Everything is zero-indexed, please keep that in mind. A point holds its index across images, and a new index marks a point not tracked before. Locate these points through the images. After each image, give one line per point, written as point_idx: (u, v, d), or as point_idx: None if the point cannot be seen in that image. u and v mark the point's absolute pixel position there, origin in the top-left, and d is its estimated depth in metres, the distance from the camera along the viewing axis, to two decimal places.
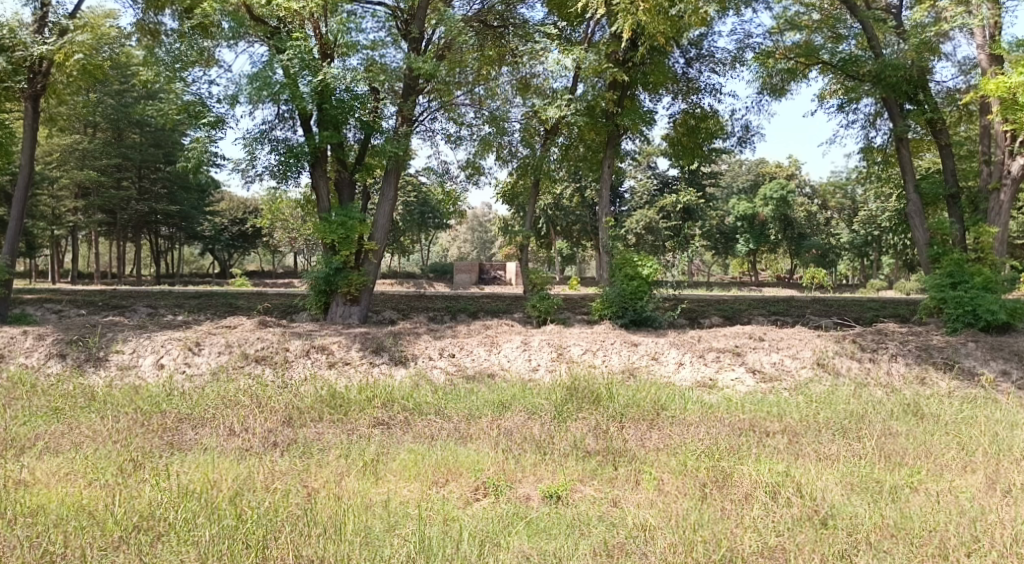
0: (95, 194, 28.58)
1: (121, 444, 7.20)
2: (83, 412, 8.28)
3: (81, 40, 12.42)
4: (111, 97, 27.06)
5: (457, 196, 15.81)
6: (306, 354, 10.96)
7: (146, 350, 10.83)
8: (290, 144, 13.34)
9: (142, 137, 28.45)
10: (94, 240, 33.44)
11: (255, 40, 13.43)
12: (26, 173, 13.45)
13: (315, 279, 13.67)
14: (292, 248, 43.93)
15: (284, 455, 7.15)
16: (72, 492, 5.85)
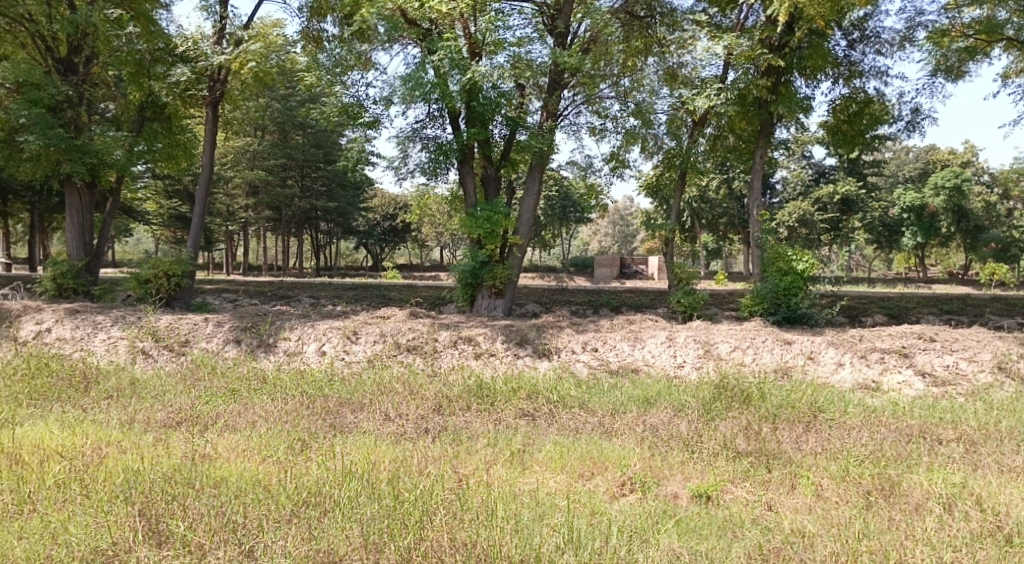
0: (263, 192, 30.68)
1: (290, 424, 7.74)
2: (256, 394, 8.96)
3: (254, 49, 13.35)
4: (278, 101, 29.08)
5: (600, 190, 15.71)
6: (454, 345, 11.31)
7: (310, 337, 11.53)
8: (440, 141, 13.80)
9: (304, 138, 30.21)
10: (262, 235, 36.00)
11: (409, 42, 13.93)
12: (207, 173, 14.68)
13: (462, 273, 14.02)
14: (439, 242, 45.44)
15: (435, 441, 7.42)
16: (249, 467, 6.33)
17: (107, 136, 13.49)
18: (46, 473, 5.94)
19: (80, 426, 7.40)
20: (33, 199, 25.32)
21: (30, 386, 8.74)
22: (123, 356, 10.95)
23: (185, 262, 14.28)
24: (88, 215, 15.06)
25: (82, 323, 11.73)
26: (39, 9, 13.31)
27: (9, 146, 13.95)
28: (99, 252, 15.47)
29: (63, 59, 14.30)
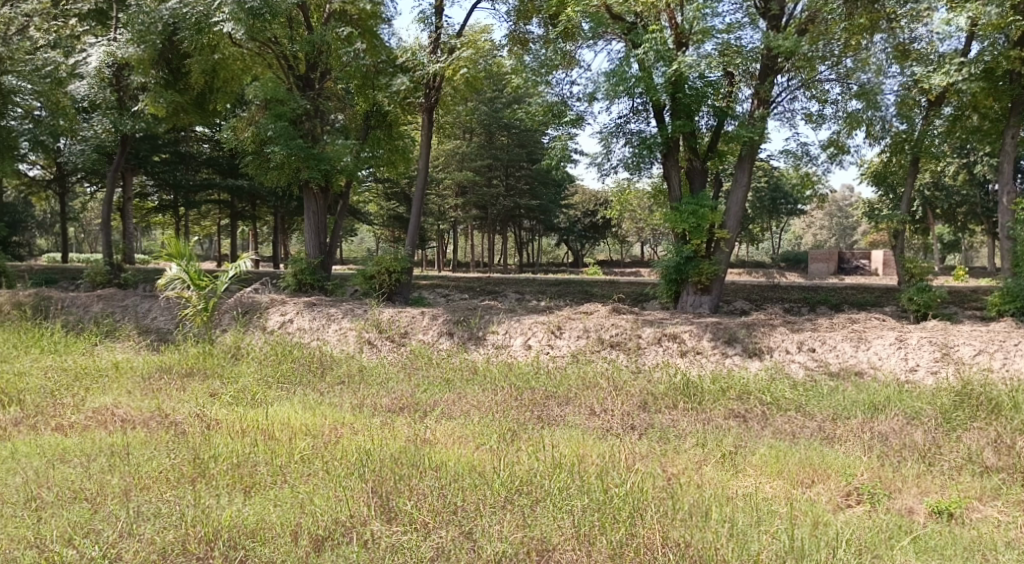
0: (471, 192, 32.04)
1: (501, 414, 8.04)
2: (468, 384, 9.38)
3: (465, 56, 13.86)
4: (485, 104, 30.15)
5: (816, 180, 14.78)
6: (658, 342, 11.14)
7: (516, 331, 11.88)
8: (643, 136, 13.68)
9: (509, 139, 31.05)
10: (470, 233, 37.61)
11: (613, 37, 13.92)
12: (423, 175, 15.56)
13: (666, 269, 13.80)
14: (640, 238, 45.07)
15: (642, 438, 7.35)
16: (465, 453, 6.66)
17: (336, 144, 14.77)
18: (294, 449, 6.56)
19: (319, 408, 8.14)
20: (275, 204, 28.17)
21: (277, 370, 9.76)
22: (351, 346, 11.92)
23: (404, 259, 15.24)
24: (321, 217, 16.50)
25: (318, 315, 12.83)
26: (282, 32, 14.60)
27: (258, 156, 15.60)
28: (330, 250, 16.91)
29: (302, 76, 15.85)
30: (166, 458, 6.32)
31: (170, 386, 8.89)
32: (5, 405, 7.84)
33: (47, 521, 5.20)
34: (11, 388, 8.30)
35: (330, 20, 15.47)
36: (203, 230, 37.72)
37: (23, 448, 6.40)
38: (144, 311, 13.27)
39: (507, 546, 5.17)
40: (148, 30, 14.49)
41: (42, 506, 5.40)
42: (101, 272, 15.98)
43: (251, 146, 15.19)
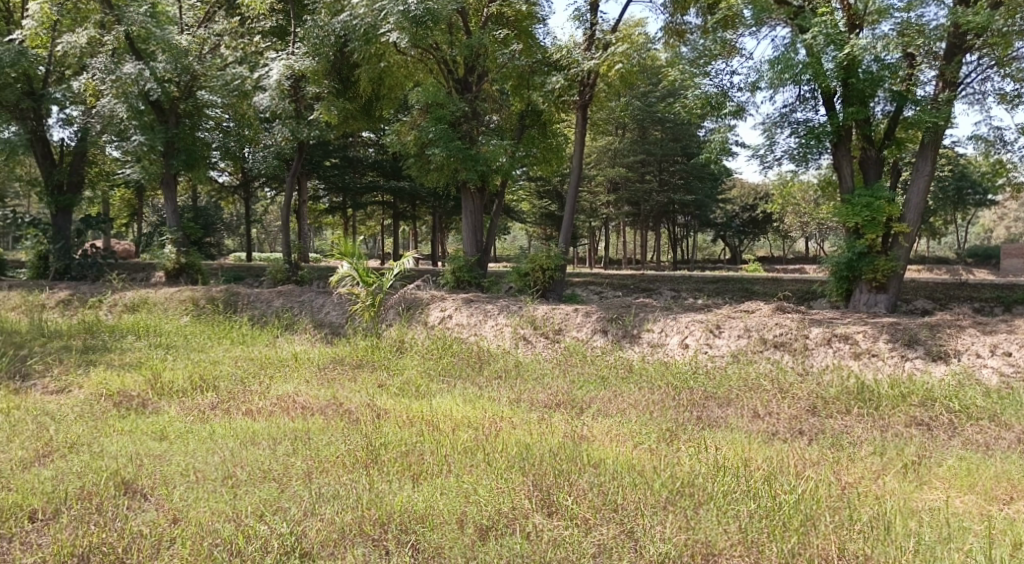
0: (624, 188, 31.77)
1: (659, 414, 7.91)
2: (624, 383, 9.29)
3: (621, 51, 13.76)
4: (639, 99, 29.75)
5: (1011, 167, 13.45)
6: (827, 343, 10.54)
7: (673, 330, 11.62)
8: (811, 125, 12.99)
9: (663, 133, 30.48)
10: (623, 230, 37.26)
11: (778, 23, 13.33)
12: (578, 172, 15.57)
13: (836, 265, 13.05)
14: (803, 233, 42.86)
15: (812, 443, 6.99)
16: (623, 451, 6.59)
17: (493, 144, 15.03)
18: (456, 440, 6.78)
19: (478, 401, 8.35)
20: (435, 204, 29.16)
21: (438, 364, 10.12)
22: (508, 342, 12.14)
23: (559, 257, 15.33)
24: (479, 216, 16.91)
25: (475, 311, 13.15)
26: (442, 38, 15.08)
27: (420, 159, 16.22)
28: (487, 248, 17.30)
29: (461, 79, 16.28)
30: (342, 443, 6.72)
31: (343, 377, 9.44)
32: (203, 390, 8.62)
33: (241, 498, 5.64)
34: (207, 375, 9.13)
35: (487, 23, 15.79)
36: (368, 230, 39.75)
37: (220, 429, 7.01)
38: (319, 306, 14.11)
39: (671, 548, 5.08)
40: (323, 43, 15.56)
41: (237, 484, 5.88)
42: (280, 271, 17.22)
43: (414, 149, 15.82)
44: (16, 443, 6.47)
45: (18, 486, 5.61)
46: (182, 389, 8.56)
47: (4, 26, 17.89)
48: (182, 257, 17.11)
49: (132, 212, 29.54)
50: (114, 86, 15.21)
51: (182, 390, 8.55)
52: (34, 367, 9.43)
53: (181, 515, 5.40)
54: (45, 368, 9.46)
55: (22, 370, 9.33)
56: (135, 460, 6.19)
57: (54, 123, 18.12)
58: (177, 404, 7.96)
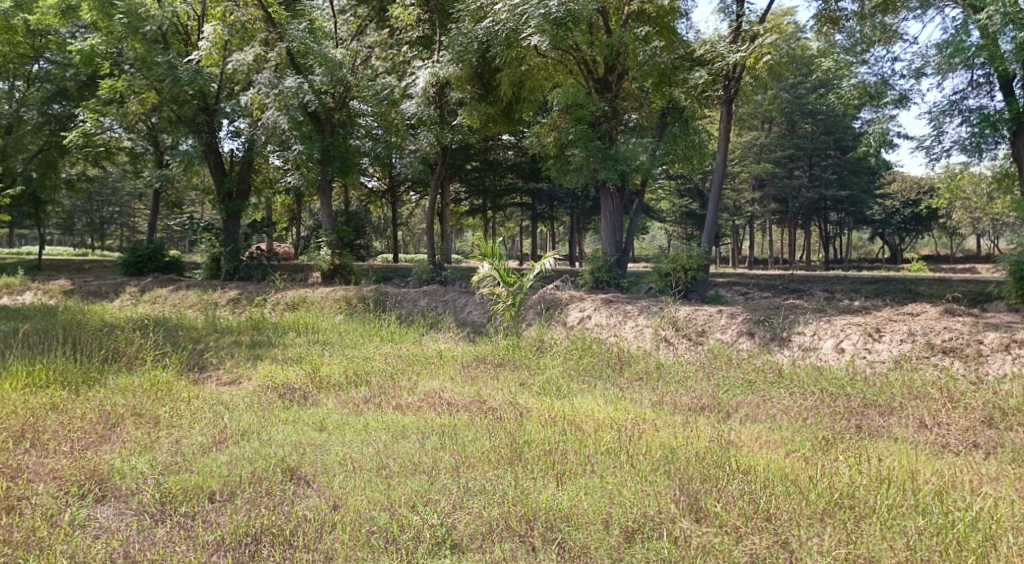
0: (771, 184, 30.61)
1: (813, 421, 7.53)
2: (775, 388, 8.93)
3: (769, 42, 13.14)
4: (787, 91, 28.42)
5: None
6: (1005, 349, 9.66)
7: (827, 333, 11.04)
8: (986, 112, 12.00)
9: (814, 126, 28.98)
10: (770, 228, 35.80)
11: (947, 4, 12.42)
12: (722, 170, 15.11)
13: (1015, 264, 11.97)
14: (975, 230, 39.49)
15: (989, 458, 6.46)
16: (775, 459, 6.33)
17: (633, 143, 14.87)
18: (600, 441, 6.75)
19: (621, 403, 8.28)
20: (574, 204, 29.21)
21: (580, 364, 10.12)
22: (648, 343, 11.96)
23: (703, 256, 14.92)
24: (619, 216, 16.79)
25: (616, 312, 13.06)
26: (582, 39, 15.14)
27: (560, 160, 16.30)
28: (627, 248, 17.16)
29: (601, 79, 16.20)
30: (487, 440, 6.86)
31: (486, 374, 9.67)
32: (357, 384, 9.08)
33: (394, 488, 5.88)
34: (361, 369, 9.61)
35: (629, 21, 15.70)
36: (508, 232, 40.41)
37: (373, 422, 7.34)
38: (462, 306, 14.44)
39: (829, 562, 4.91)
40: (466, 50, 15.90)
41: (390, 475, 6.14)
42: (426, 271, 17.81)
43: (554, 151, 15.89)
44: (196, 429, 7.03)
45: (198, 468, 6.08)
46: (338, 383, 9.04)
47: (184, 48, 19.60)
48: (336, 259, 18.07)
49: (292, 217, 31.55)
50: (277, 99, 16.27)
51: (338, 383, 9.04)
52: (209, 359, 10.26)
53: (341, 502, 5.69)
54: (219, 361, 10.26)
55: (199, 362, 10.17)
56: (298, 448, 6.59)
57: (224, 135, 19.65)
58: (334, 397, 8.42)
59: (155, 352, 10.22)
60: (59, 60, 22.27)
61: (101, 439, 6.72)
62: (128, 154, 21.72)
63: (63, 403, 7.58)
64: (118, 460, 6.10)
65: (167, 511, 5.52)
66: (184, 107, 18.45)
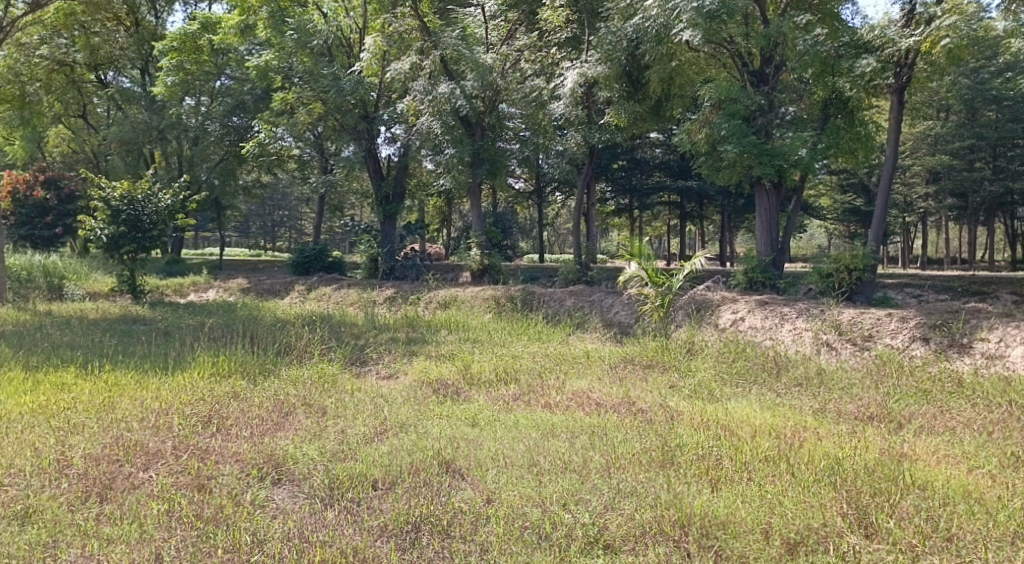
0: (947, 178, 28.32)
1: (999, 436, 6.91)
2: (953, 398, 8.27)
3: (947, 24, 12.07)
4: (968, 76, 26.08)
5: None
6: None
7: (1015, 340, 10.10)
8: None
9: (999, 114, 26.44)
10: (946, 225, 33.11)
11: None
12: (891, 163, 14.13)
13: None
14: None
15: None
16: (957, 475, 5.88)
17: (791, 137, 14.20)
18: (758, 448, 6.50)
19: (779, 409, 7.93)
20: (726, 203, 28.29)
21: (734, 368, 9.78)
22: (808, 348, 11.35)
23: (869, 255, 14.02)
24: (775, 214, 16.12)
25: (772, 314, 12.54)
26: (738, 31, 14.44)
27: (712, 157, 15.87)
28: (784, 248, 16.46)
29: (756, 71, 15.67)
30: (638, 442, 6.77)
31: (636, 376, 9.57)
32: (507, 382, 9.24)
33: (546, 485, 5.93)
34: (510, 368, 9.77)
35: (787, 10, 15.15)
36: (656, 231, 39.80)
37: (523, 420, 7.45)
38: (609, 307, 14.35)
39: None
40: (615, 48, 15.78)
41: (541, 471, 6.20)
42: (572, 271, 17.89)
43: (706, 147, 15.47)
44: (359, 419, 7.41)
45: (362, 457, 6.40)
46: (489, 380, 9.23)
47: (347, 59, 20.52)
48: (485, 259, 18.47)
49: (444, 218, 32.59)
50: (431, 105, 17.08)
51: (489, 380, 9.24)
52: (370, 354, 10.78)
53: (495, 496, 5.80)
54: (378, 356, 10.77)
55: (361, 357, 10.72)
56: (453, 441, 6.80)
57: (382, 141, 20.61)
58: (486, 394, 8.62)
59: (321, 347, 10.86)
60: (239, 76, 24.28)
61: (275, 425, 7.23)
62: (296, 161, 23.21)
63: (242, 392, 8.21)
64: (291, 447, 6.53)
65: (334, 496, 5.84)
66: (346, 115, 19.54)
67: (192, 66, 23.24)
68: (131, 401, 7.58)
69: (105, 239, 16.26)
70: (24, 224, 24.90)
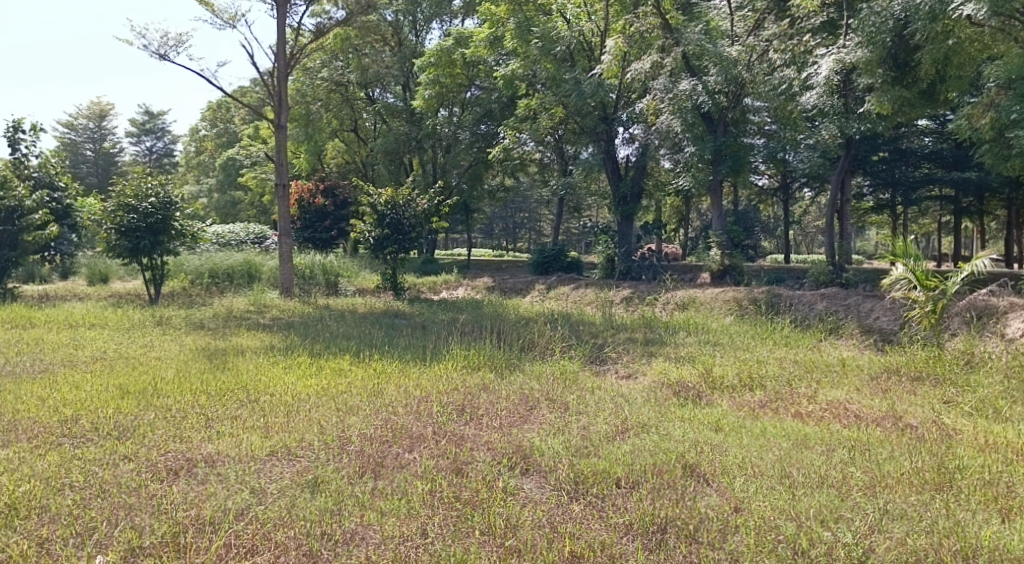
0: None
1: None
2: None
3: None
4: None
5: None
6: None
7: None
8: None
9: None
10: None
11: None
12: None
13: None
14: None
15: None
16: None
17: None
18: None
19: None
20: (1011, 196, 24.84)
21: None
22: None
23: None
24: None
25: None
26: None
27: (997, 144, 14.05)
28: None
29: None
30: (907, 460, 6.20)
31: (901, 388, 8.71)
32: (752, 388, 8.85)
33: (800, 499, 5.61)
34: (755, 373, 9.31)
35: None
36: (922, 228, 36.04)
37: (772, 428, 7.09)
38: (868, 311, 13.23)
39: None
40: (879, 30, 14.42)
41: (795, 484, 5.86)
42: (825, 272, 16.74)
43: (989, 134, 13.75)
44: (601, 417, 7.50)
45: (605, 454, 6.46)
46: (732, 385, 8.91)
47: (588, 63, 20.96)
48: (726, 259, 17.83)
49: (683, 218, 32.00)
50: (672, 102, 16.71)
51: (732, 385, 8.91)
52: (609, 354, 10.87)
53: (744, 505, 5.59)
54: (618, 356, 10.84)
55: (600, 356, 10.84)
56: (697, 446, 6.64)
57: (621, 142, 20.70)
58: (729, 399, 8.32)
59: (562, 344, 11.12)
60: (488, 85, 25.55)
61: (522, 418, 7.53)
62: (538, 165, 24.02)
63: (492, 385, 8.65)
64: (537, 440, 6.76)
65: (580, 491, 5.95)
66: (586, 118, 19.89)
67: (447, 79, 24.97)
68: (396, 388, 8.30)
69: (372, 240, 18.00)
70: (305, 229, 28.00)
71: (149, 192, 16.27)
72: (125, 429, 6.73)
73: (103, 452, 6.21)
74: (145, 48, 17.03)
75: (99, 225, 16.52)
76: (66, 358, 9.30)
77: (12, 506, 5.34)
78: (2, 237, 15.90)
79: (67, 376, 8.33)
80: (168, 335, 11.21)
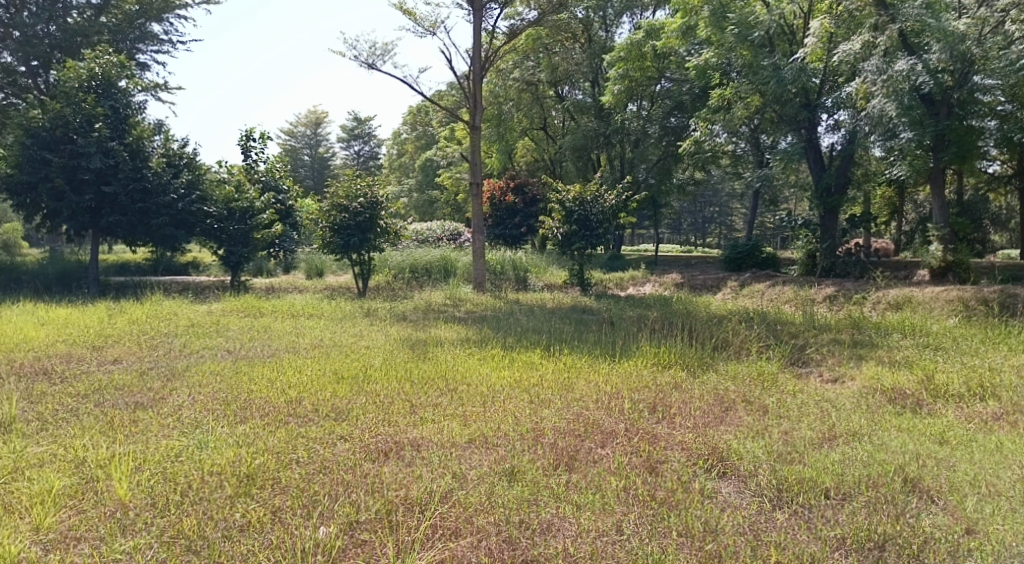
0: None
1: None
2: None
3: None
4: None
5: None
6: None
7: None
8: None
9: None
10: None
11: None
12: None
13: None
14: None
15: None
16: None
17: None
18: None
19: None
20: None
21: None
22: None
23: None
24: None
25: None
26: None
27: None
28: None
29: None
30: None
31: None
32: (982, 399, 7.99)
33: None
34: (987, 382, 8.35)
35: None
36: None
37: (1009, 443, 6.36)
38: None
39: None
40: None
41: None
42: None
43: None
44: (805, 423, 7.08)
45: (811, 462, 6.08)
46: (960, 394, 8.08)
47: (789, 47, 19.90)
48: (949, 255, 16.15)
49: (896, 210, 29.50)
50: (886, 84, 15.28)
51: (959, 394, 8.09)
52: (812, 355, 10.26)
53: (977, 527, 5.13)
54: (821, 358, 10.20)
55: (802, 357, 10.27)
56: (919, 458, 6.09)
57: (824, 129, 19.47)
58: (956, 409, 7.57)
59: (760, 344, 10.63)
60: (679, 77, 25.07)
61: (717, 419, 7.26)
62: (731, 157, 23.16)
63: (684, 383, 8.44)
64: (735, 441, 6.48)
65: (784, 499, 5.65)
66: (786, 106, 18.85)
67: (637, 73, 24.72)
68: (586, 383, 8.32)
69: (560, 236, 18.23)
70: (498, 225, 28.85)
71: (359, 192, 17.46)
72: (340, 411, 7.27)
73: (323, 432, 6.74)
74: (355, 59, 18.24)
75: (315, 223, 17.99)
76: (289, 344, 10.22)
77: (250, 476, 5.93)
78: (237, 235, 17.73)
79: (291, 361, 9.15)
80: (374, 325, 12.00)
